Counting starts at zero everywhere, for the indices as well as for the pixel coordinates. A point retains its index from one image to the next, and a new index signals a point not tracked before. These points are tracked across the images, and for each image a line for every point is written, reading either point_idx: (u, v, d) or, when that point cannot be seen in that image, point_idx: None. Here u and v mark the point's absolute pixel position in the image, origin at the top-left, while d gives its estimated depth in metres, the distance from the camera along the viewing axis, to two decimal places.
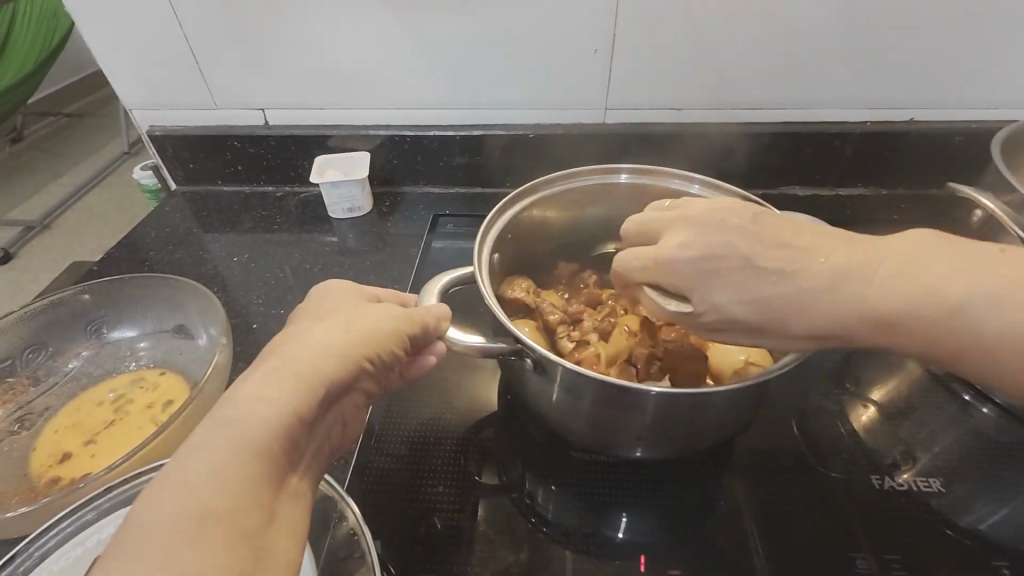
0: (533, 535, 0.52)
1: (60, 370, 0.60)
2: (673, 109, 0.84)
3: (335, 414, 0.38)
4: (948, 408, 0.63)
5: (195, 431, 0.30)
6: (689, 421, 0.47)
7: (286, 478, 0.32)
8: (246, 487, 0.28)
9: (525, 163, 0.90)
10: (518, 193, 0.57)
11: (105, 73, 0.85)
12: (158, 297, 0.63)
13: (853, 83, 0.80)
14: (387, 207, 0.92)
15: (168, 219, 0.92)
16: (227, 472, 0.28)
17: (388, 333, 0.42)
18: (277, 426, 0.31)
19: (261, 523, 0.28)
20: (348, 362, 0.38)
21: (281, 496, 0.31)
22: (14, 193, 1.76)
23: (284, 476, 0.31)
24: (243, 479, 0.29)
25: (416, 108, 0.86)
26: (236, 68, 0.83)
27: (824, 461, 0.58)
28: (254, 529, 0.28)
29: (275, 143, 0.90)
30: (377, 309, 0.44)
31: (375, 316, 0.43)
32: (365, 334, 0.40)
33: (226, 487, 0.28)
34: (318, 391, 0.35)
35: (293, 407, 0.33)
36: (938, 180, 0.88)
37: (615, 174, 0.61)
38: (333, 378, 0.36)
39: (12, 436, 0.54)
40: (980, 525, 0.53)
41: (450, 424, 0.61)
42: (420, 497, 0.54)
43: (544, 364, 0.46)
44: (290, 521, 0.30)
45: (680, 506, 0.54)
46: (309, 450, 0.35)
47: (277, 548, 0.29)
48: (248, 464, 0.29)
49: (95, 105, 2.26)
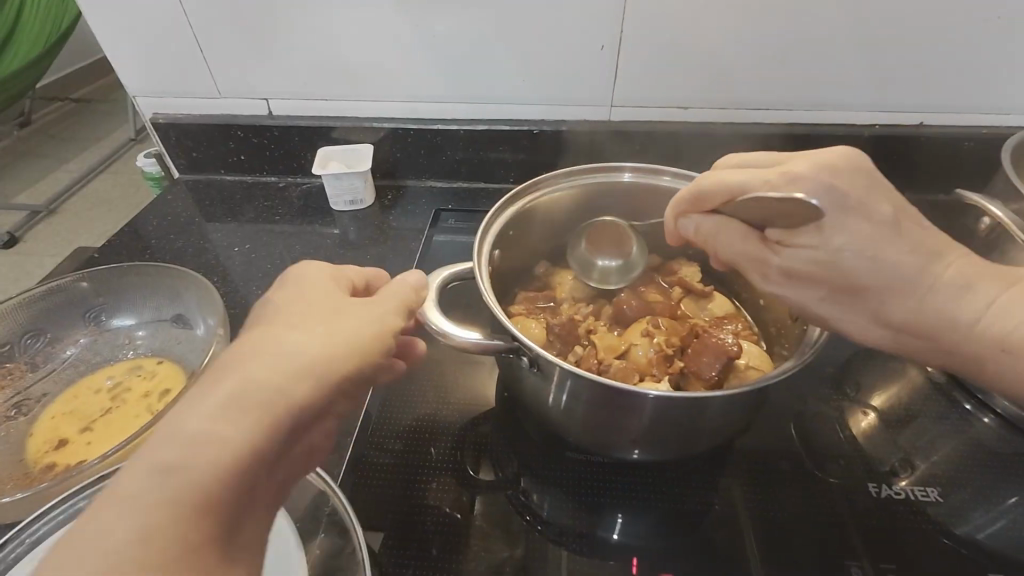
0: (527, 534, 0.52)
1: (59, 357, 0.60)
2: (679, 108, 0.83)
3: (312, 436, 0.35)
4: (949, 417, 0.62)
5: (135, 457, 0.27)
6: (685, 425, 0.46)
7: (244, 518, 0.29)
8: (179, 530, 0.26)
9: (528, 160, 0.90)
10: (521, 189, 0.57)
11: (110, 60, 0.84)
12: (157, 286, 0.63)
13: (863, 85, 0.78)
14: (389, 201, 0.92)
15: (171, 207, 0.92)
16: (162, 503, 0.26)
17: (372, 346, 0.38)
18: (225, 462, 0.28)
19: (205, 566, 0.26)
20: (326, 381, 0.34)
21: (235, 541, 0.28)
22: (19, 177, 1.76)
23: (240, 518, 0.29)
24: (180, 517, 0.26)
25: (420, 102, 0.86)
26: (241, 57, 0.82)
27: (821, 467, 0.57)
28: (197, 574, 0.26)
29: (278, 133, 0.90)
30: (361, 315, 0.40)
31: (358, 324, 0.39)
32: (349, 347, 0.37)
33: (157, 522, 0.26)
34: (285, 420, 0.31)
35: (251, 441, 0.29)
36: (947, 185, 0.87)
37: (618, 173, 0.60)
38: (305, 396, 0.33)
39: (9, 422, 0.54)
40: (977, 535, 0.52)
41: (446, 420, 0.61)
42: (415, 493, 0.54)
43: (540, 364, 0.46)
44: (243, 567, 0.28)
45: (675, 509, 0.54)
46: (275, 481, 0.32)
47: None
48: (186, 505, 0.26)
49: (101, 91, 2.26)
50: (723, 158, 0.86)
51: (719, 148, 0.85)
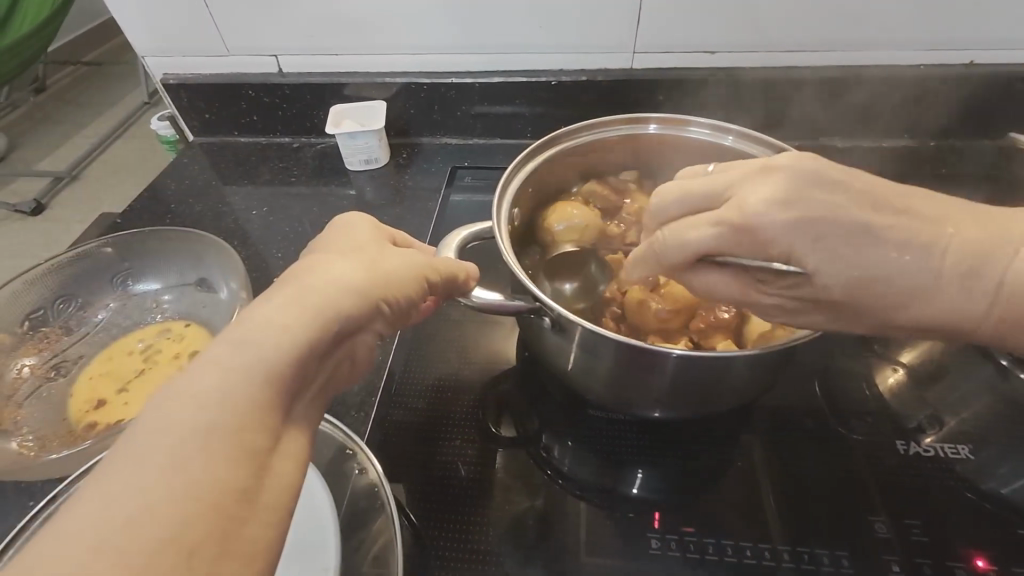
0: (549, 485, 0.53)
1: (90, 321, 0.62)
2: (706, 52, 0.78)
3: None
4: (982, 372, 0.60)
5: (210, 350, 0.30)
6: (710, 384, 0.46)
7: (291, 411, 0.31)
8: (250, 409, 0.28)
9: (546, 112, 0.86)
10: (540, 144, 0.54)
11: (115, 19, 0.82)
12: (180, 251, 0.64)
13: (907, 22, 0.73)
14: (404, 158, 0.90)
15: (187, 170, 0.92)
16: (235, 400, 0.28)
17: None
18: (288, 354, 0.31)
19: (264, 445, 0.28)
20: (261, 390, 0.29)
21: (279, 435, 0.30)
22: (39, 144, 1.77)
23: (287, 412, 0.31)
24: (254, 403, 0.29)
25: (432, 53, 0.82)
26: (246, 11, 0.80)
27: (846, 423, 0.57)
28: (261, 449, 0.28)
29: (289, 92, 0.88)
30: None
31: None
32: None
33: (235, 404, 0.28)
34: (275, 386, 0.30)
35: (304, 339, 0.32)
36: (994, 128, 0.80)
37: (642, 124, 0.57)
38: (352, 311, 0.36)
39: (50, 382, 0.56)
40: (1003, 490, 0.52)
41: (468, 379, 0.61)
42: (438, 450, 0.55)
43: (562, 324, 0.45)
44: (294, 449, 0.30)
45: (698, 466, 0.54)
46: (304, 400, 0.33)
47: (280, 473, 0.28)
48: (259, 388, 0.29)
49: (111, 53, 2.23)
50: (754, 105, 0.81)
51: (749, 95, 0.80)
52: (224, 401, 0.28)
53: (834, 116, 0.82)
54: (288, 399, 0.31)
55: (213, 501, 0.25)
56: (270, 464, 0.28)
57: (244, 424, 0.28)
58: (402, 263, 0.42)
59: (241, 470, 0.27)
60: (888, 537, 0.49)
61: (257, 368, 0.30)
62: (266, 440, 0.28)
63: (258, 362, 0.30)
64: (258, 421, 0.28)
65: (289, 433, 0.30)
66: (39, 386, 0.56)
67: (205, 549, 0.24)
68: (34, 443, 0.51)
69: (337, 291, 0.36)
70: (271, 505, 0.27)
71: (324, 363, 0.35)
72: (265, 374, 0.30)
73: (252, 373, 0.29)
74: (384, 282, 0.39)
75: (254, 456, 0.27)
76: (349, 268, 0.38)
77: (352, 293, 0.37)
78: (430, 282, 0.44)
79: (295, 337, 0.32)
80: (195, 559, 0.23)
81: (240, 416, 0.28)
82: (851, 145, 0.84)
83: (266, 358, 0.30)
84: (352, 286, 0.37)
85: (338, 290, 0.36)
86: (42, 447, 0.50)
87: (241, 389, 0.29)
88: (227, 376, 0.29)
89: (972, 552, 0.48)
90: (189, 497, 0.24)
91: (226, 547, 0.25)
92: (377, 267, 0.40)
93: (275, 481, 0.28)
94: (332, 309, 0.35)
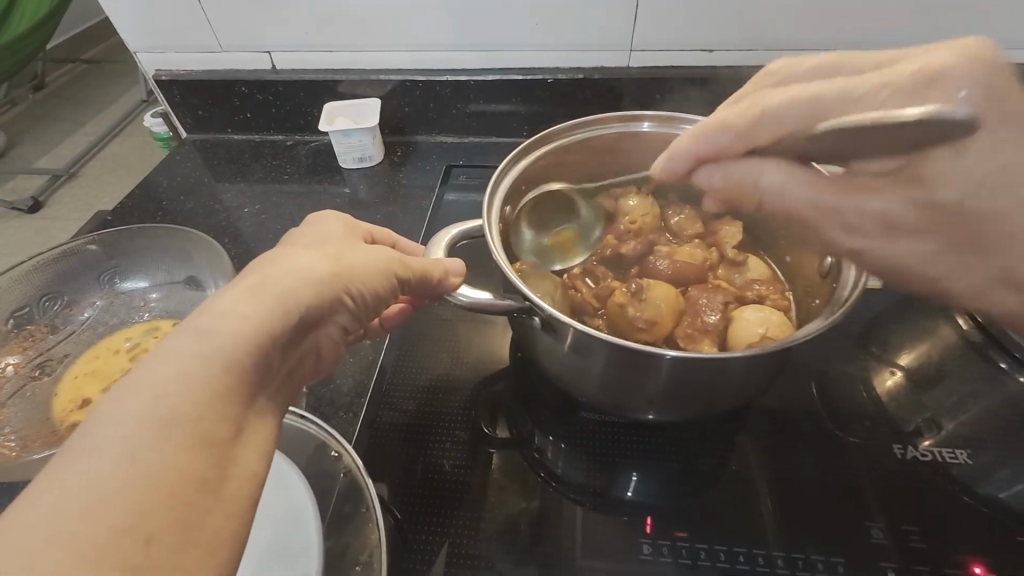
0: (541, 488, 0.52)
1: (77, 319, 0.61)
2: (704, 51, 0.78)
3: None
4: (979, 376, 0.59)
5: (168, 337, 0.28)
6: (704, 387, 0.45)
7: (257, 398, 0.30)
8: (211, 399, 0.27)
9: (542, 112, 0.85)
10: (533, 141, 0.53)
11: (108, 14, 0.81)
12: (169, 249, 0.63)
13: (906, 21, 0.72)
14: (399, 156, 0.89)
15: (181, 168, 0.91)
16: (197, 384, 0.27)
17: None
18: (249, 343, 0.30)
19: (228, 437, 0.27)
20: (221, 372, 0.28)
21: (248, 422, 0.29)
22: (37, 141, 1.76)
23: (254, 398, 0.30)
24: (213, 392, 0.27)
25: (427, 51, 0.82)
26: (238, 7, 0.79)
27: (843, 426, 0.56)
28: (223, 441, 0.27)
29: (283, 89, 0.87)
30: None
31: None
32: None
33: (194, 395, 0.27)
34: (240, 369, 0.29)
35: (266, 327, 0.31)
36: None
37: (637, 123, 0.57)
38: (313, 301, 0.35)
39: (34, 381, 0.55)
40: (1001, 495, 0.51)
41: (459, 380, 0.60)
42: (428, 450, 0.54)
43: (554, 325, 0.45)
44: (258, 438, 0.29)
45: (692, 470, 0.53)
46: (272, 387, 0.32)
47: (244, 460, 0.28)
48: (219, 377, 0.28)
49: (110, 50, 2.22)
50: None
51: None
52: (183, 387, 0.26)
53: None
54: (251, 387, 0.30)
55: (173, 491, 0.24)
56: (233, 454, 0.27)
57: (204, 413, 0.27)
58: (371, 257, 0.41)
59: (203, 459, 0.26)
60: (885, 542, 0.48)
61: (219, 355, 0.28)
62: (229, 428, 0.27)
63: (217, 348, 0.29)
64: (221, 409, 0.27)
65: (253, 422, 0.29)
66: (23, 384, 0.55)
67: (163, 537, 0.23)
68: (16, 442, 0.50)
69: (299, 281, 0.35)
70: (233, 496, 0.26)
71: (288, 354, 0.34)
72: (226, 361, 0.29)
73: (213, 360, 0.28)
74: (350, 272, 0.38)
75: (215, 446, 0.26)
76: (314, 257, 0.37)
77: (314, 282, 0.35)
78: (401, 276, 0.43)
79: (257, 325, 0.31)
80: (151, 549, 0.23)
81: (201, 403, 0.27)
82: None
83: (228, 345, 0.29)
84: (315, 276, 0.36)
85: (304, 279, 0.35)
86: (23, 446, 0.49)
87: (202, 375, 0.27)
88: (186, 362, 0.27)
89: (967, 558, 0.47)
90: (146, 485, 0.24)
91: (185, 537, 0.24)
92: (342, 258, 0.39)
93: (239, 470, 0.27)
94: (294, 296, 0.34)
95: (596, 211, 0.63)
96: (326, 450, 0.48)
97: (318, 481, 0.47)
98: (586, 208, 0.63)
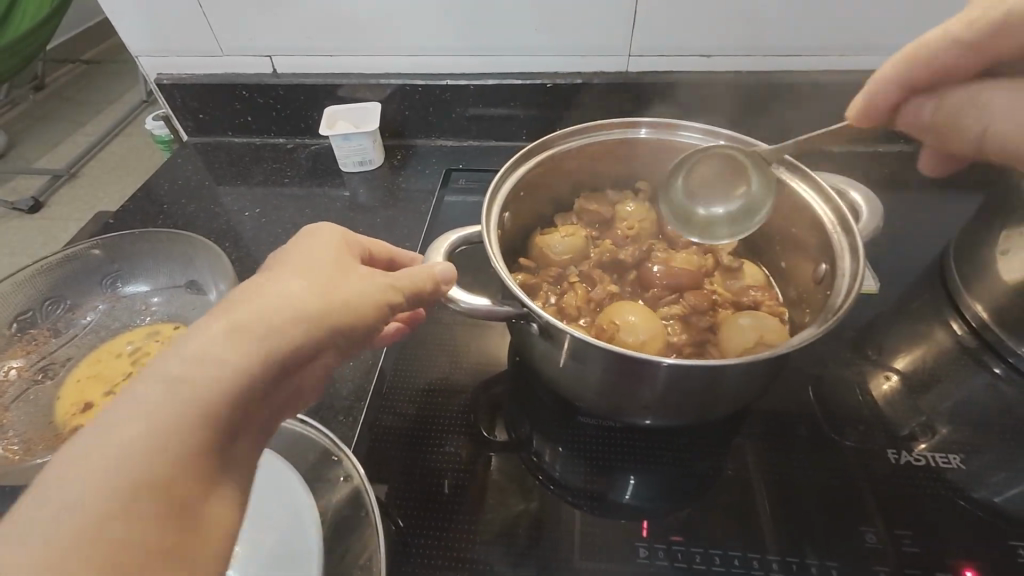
0: (540, 491, 0.53)
1: (79, 322, 0.62)
2: (702, 56, 0.78)
3: None
4: (974, 381, 0.60)
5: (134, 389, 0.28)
6: (700, 392, 0.46)
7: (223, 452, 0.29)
8: (172, 457, 0.27)
9: (541, 115, 0.86)
10: (532, 148, 0.54)
11: (107, 15, 0.81)
12: (171, 253, 0.64)
13: (903, 26, 0.72)
14: (399, 160, 0.89)
15: (182, 171, 0.91)
16: (157, 439, 0.27)
17: None
18: (215, 395, 0.29)
19: (193, 493, 0.27)
20: (183, 428, 0.27)
21: (212, 480, 0.29)
22: (37, 142, 1.76)
23: (220, 451, 0.29)
24: (174, 449, 0.27)
25: (427, 55, 0.82)
26: (240, 12, 0.79)
27: (838, 430, 0.57)
28: (188, 498, 0.27)
29: (284, 93, 0.87)
30: None
31: None
32: None
33: (153, 454, 0.26)
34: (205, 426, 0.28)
35: (239, 378, 0.30)
36: None
37: (634, 130, 0.57)
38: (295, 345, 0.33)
39: (37, 384, 0.56)
40: (995, 499, 0.51)
41: (459, 383, 0.61)
42: (427, 454, 0.55)
43: (550, 331, 0.45)
44: (227, 492, 0.29)
45: (689, 474, 0.54)
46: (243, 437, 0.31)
47: (211, 514, 0.28)
48: (182, 432, 0.27)
49: (110, 51, 2.22)
50: (751, 109, 0.81)
51: (745, 99, 0.80)
52: (143, 444, 0.26)
53: (829, 120, 0.81)
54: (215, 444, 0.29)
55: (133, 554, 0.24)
56: (199, 510, 0.27)
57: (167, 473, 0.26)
58: (363, 289, 0.39)
59: (168, 518, 0.26)
60: (879, 546, 0.49)
61: (181, 410, 0.28)
62: (194, 487, 0.27)
63: (182, 402, 0.28)
64: (185, 467, 0.27)
65: (217, 477, 0.29)
66: (26, 388, 0.55)
67: None
68: (19, 446, 0.50)
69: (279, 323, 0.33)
70: (201, 557, 0.27)
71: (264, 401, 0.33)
72: (191, 414, 0.28)
73: (204, 392, 0.29)
74: (338, 307, 0.37)
75: (180, 505, 0.26)
76: (299, 294, 0.35)
77: (296, 325, 0.34)
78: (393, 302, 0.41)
79: (226, 377, 0.30)
80: None
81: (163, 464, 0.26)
82: (846, 150, 0.83)
83: (194, 396, 0.28)
84: (305, 302, 0.35)
85: (287, 319, 0.34)
86: (27, 449, 0.50)
87: (194, 405, 0.28)
88: (146, 421, 0.27)
89: (960, 562, 0.48)
90: (107, 545, 0.24)
91: None
92: (330, 291, 0.37)
93: (206, 528, 0.27)
94: (272, 341, 0.32)
95: (592, 219, 0.64)
96: (325, 456, 0.48)
97: (318, 486, 0.47)
98: (582, 215, 0.64)
